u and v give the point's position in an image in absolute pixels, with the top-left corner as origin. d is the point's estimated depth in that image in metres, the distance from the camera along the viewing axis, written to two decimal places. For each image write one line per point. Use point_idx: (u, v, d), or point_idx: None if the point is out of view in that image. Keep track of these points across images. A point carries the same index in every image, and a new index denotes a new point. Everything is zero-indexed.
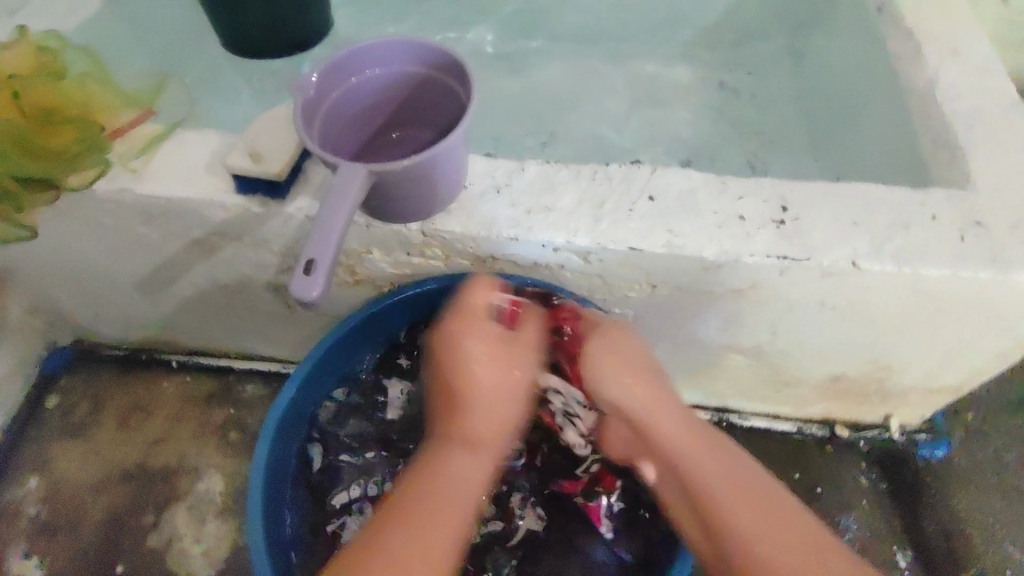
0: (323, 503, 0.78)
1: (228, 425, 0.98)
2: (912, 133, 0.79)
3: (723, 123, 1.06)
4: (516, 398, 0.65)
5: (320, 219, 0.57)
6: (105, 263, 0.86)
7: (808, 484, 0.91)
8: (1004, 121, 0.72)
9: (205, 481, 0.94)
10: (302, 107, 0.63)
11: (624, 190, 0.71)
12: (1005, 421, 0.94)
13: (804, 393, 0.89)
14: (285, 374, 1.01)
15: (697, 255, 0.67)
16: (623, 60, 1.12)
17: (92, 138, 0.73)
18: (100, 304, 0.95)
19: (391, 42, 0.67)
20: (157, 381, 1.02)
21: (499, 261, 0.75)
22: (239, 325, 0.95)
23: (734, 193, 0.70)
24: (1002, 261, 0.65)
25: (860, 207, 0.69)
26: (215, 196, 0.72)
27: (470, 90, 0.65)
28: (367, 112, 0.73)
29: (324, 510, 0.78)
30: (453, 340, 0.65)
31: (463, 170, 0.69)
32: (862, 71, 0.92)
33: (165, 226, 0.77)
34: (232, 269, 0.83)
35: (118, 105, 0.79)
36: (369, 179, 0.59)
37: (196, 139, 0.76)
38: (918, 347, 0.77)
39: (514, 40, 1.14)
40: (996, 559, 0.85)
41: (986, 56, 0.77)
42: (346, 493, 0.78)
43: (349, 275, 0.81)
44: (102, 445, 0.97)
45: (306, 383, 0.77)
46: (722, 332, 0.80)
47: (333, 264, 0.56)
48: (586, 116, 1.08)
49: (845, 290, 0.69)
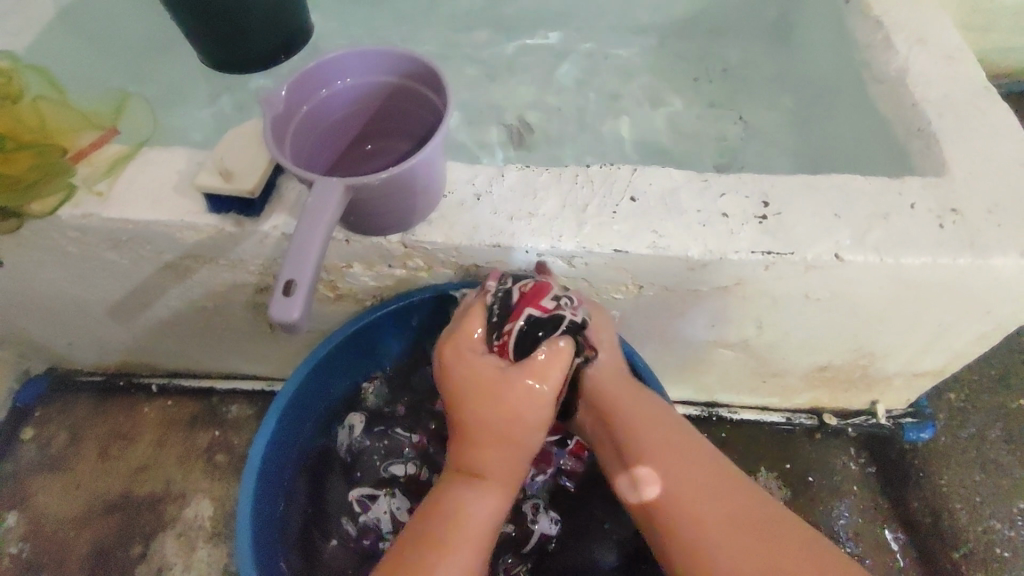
0: (351, 480, 0.80)
1: (213, 447, 0.96)
2: (884, 122, 0.79)
3: (697, 117, 1.07)
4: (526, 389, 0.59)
5: (297, 239, 0.55)
6: (73, 291, 0.83)
7: (799, 473, 0.92)
8: (970, 107, 0.73)
9: (193, 507, 0.92)
10: (272, 124, 0.60)
11: (606, 193, 0.70)
12: (985, 398, 0.96)
13: (790, 383, 0.90)
14: (269, 393, 0.99)
15: (682, 255, 0.67)
16: (594, 57, 1.12)
17: (54, 164, 0.71)
18: (73, 333, 0.92)
19: (361, 52, 0.66)
20: (137, 407, 0.99)
21: (484, 269, 0.74)
22: (217, 345, 0.92)
23: (716, 190, 0.70)
24: (981, 245, 0.66)
25: (840, 199, 0.69)
26: (187, 218, 0.70)
27: (446, 97, 0.64)
28: (340, 125, 0.71)
29: (367, 480, 0.79)
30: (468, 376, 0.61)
31: (441, 180, 0.68)
32: (830, 61, 0.92)
33: (136, 251, 0.75)
34: (209, 291, 0.81)
35: (79, 127, 0.76)
36: (346, 195, 0.58)
37: (163, 158, 0.73)
38: (900, 334, 0.78)
39: (484, 41, 1.13)
40: (983, 533, 0.87)
41: (952, 43, 0.78)
42: (402, 467, 0.79)
43: (329, 291, 0.79)
44: (83, 477, 0.94)
45: (297, 403, 0.75)
46: (708, 329, 0.80)
47: (312, 284, 0.55)
48: (560, 115, 1.07)
49: (830, 283, 0.70)
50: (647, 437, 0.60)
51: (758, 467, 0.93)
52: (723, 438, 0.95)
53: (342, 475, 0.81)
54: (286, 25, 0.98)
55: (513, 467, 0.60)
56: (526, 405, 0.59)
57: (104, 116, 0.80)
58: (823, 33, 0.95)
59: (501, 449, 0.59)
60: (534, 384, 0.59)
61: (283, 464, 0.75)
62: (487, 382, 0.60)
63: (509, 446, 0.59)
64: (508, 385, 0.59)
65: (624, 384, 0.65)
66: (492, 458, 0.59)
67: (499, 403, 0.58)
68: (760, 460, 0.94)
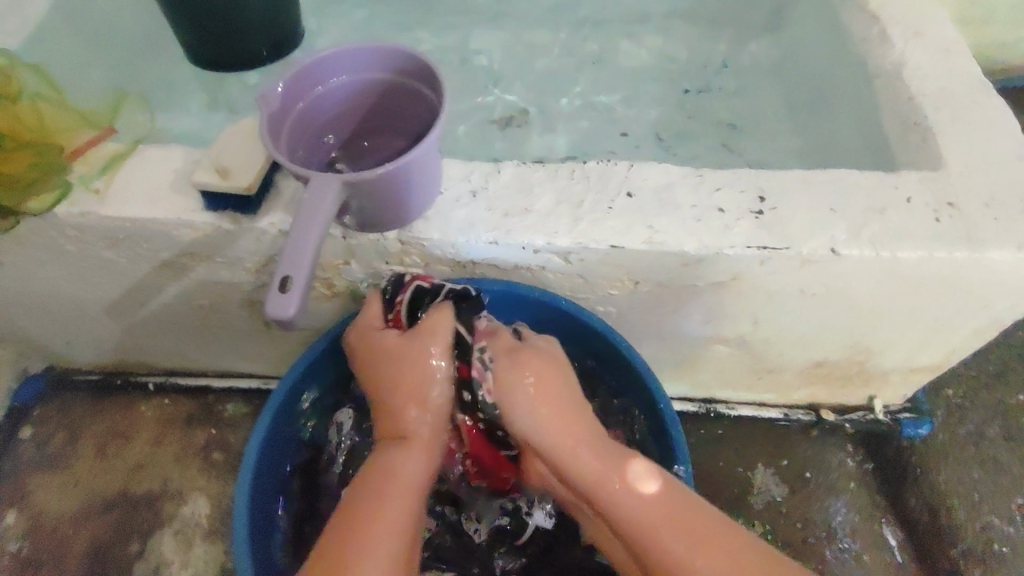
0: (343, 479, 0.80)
1: (210, 445, 0.96)
2: (879, 117, 0.79)
3: (694, 114, 1.06)
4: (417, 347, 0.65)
5: (293, 237, 0.55)
6: (72, 289, 0.83)
7: (796, 469, 0.92)
8: (966, 101, 0.73)
9: (190, 505, 0.92)
10: (268, 121, 0.61)
11: (601, 188, 0.70)
12: (983, 394, 0.96)
13: (787, 379, 0.89)
14: (266, 391, 0.99)
15: (677, 250, 0.67)
16: (590, 54, 1.12)
17: (51, 162, 0.71)
18: (70, 331, 0.92)
19: (357, 49, 0.66)
20: (135, 405, 0.99)
21: (479, 265, 0.74)
22: (215, 344, 0.92)
23: (712, 185, 0.70)
24: (977, 240, 0.65)
25: (835, 194, 0.69)
26: (183, 216, 0.70)
27: (441, 93, 0.64)
28: (335, 122, 0.71)
29: (359, 479, 0.79)
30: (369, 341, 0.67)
31: (437, 176, 0.68)
32: (826, 57, 0.92)
33: (133, 249, 0.75)
34: (206, 289, 0.81)
35: (76, 126, 0.76)
36: (342, 191, 0.58)
37: (159, 156, 0.73)
38: (896, 329, 0.78)
39: (481, 39, 1.13)
40: (981, 531, 0.86)
41: (948, 38, 0.78)
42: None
43: (326, 288, 0.79)
44: (81, 475, 0.94)
45: (293, 400, 0.75)
46: (704, 326, 0.80)
47: (308, 281, 0.55)
48: (557, 113, 1.07)
49: (826, 278, 0.70)
50: (589, 484, 0.59)
51: (754, 463, 0.93)
52: (721, 435, 0.95)
53: (334, 474, 0.80)
54: (281, 27, 0.99)
55: (434, 430, 0.64)
56: (419, 370, 0.64)
57: (101, 114, 0.80)
58: (819, 29, 0.95)
59: (413, 416, 0.63)
60: (429, 347, 0.64)
61: (278, 462, 0.75)
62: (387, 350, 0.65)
63: (420, 412, 0.63)
64: (403, 350, 0.64)
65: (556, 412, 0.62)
66: (406, 421, 0.63)
67: (401, 367, 0.64)
68: (757, 456, 0.93)
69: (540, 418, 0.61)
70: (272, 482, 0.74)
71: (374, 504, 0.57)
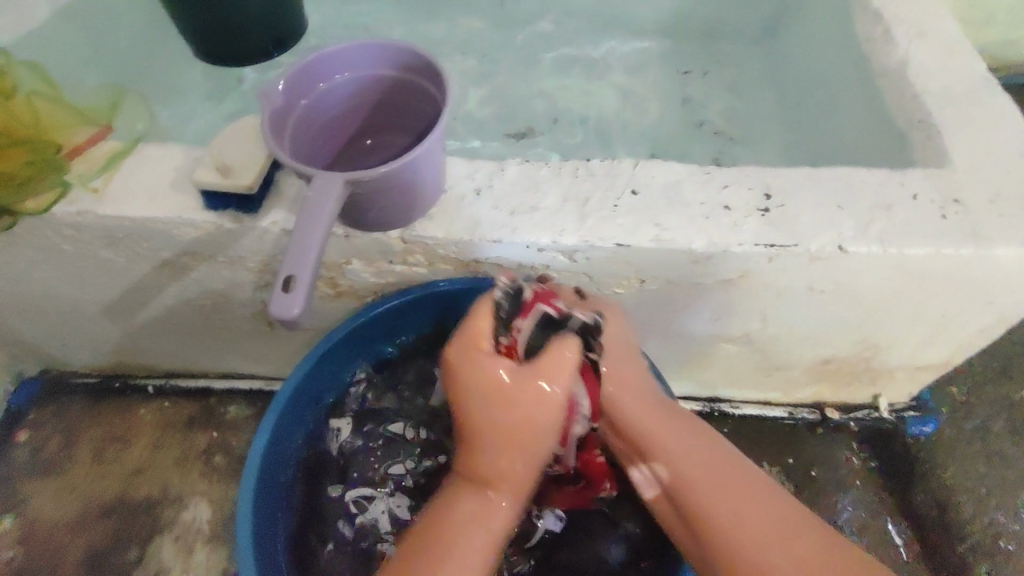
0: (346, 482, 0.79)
1: (211, 448, 0.95)
2: (885, 113, 0.79)
3: (696, 113, 1.06)
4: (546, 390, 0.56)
5: (298, 235, 0.54)
6: (69, 290, 0.82)
7: (803, 467, 0.92)
8: (971, 97, 0.73)
9: (191, 510, 0.90)
10: (271, 118, 0.60)
11: (608, 186, 0.70)
12: (988, 391, 0.96)
13: (793, 377, 0.89)
14: (268, 393, 0.98)
15: (685, 248, 0.66)
16: (592, 53, 1.12)
17: (47, 160, 0.70)
18: (66, 333, 0.90)
19: (360, 45, 0.65)
20: (133, 409, 0.98)
21: (484, 264, 0.73)
22: (215, 345, 0.91)
23: (719, 182, 0.70)
24: (984, 235, 0.65)
25: (843, 191, 0.69)
26: (185, 215, 0.69)
27: (445, 89, 0.63)
28: (338, 120, 0.70)
29: (364, 481, 0.79)
30: (468, 359, 0.57)
31: (441, 174, 0.67)
32: (829, 54, 0.92)
33: (133, 248, 0.74)
34: (207, 289, 0.80)
35: (73, 124, 0.75)
36: (346, 189, 0.57)
37: (159, 154, 0.72)
38: (903, 326, 0.77)
39: (482, 38, 1.12)
40: (988, 526, 0.86)
41: (953, 34, 0.78)
42: (402, 466, 0.79)
43: (329, 288, 0.78)
44: (79, 480, 0.93)
45: (295, 403, 0.74)
46: (712, 323, 0.79)
47: (312, 280, 0.54)
48: (560, 111, 1.06)
49: (834, 275, 0.69)
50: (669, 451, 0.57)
51: (760, 462, 0.93)
52: (726, 433, 0.95)
53: (337, 478, 0.79)
54: (283, 27, 0.98)
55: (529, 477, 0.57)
56: (529, 409, 0.56)
57: (99, 112, 0.79)
58: (822, 27, 0.95)
59: (515, 455, 0.56)
60: (545, 384, 0.56)
61: (282, 466, 0.74)
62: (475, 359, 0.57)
63: (518, 452, 0.56)
64: (507, 374, 0.56)
65: (643, 395, 0.62)
66: (501, 463, 0.56)
67: (515, 408, 0.55)
68: (763, 455, 0.93)
69: (627, 400, 0.61)
70: (277, 487, 0.73)
71: (450, 530, 0.53)
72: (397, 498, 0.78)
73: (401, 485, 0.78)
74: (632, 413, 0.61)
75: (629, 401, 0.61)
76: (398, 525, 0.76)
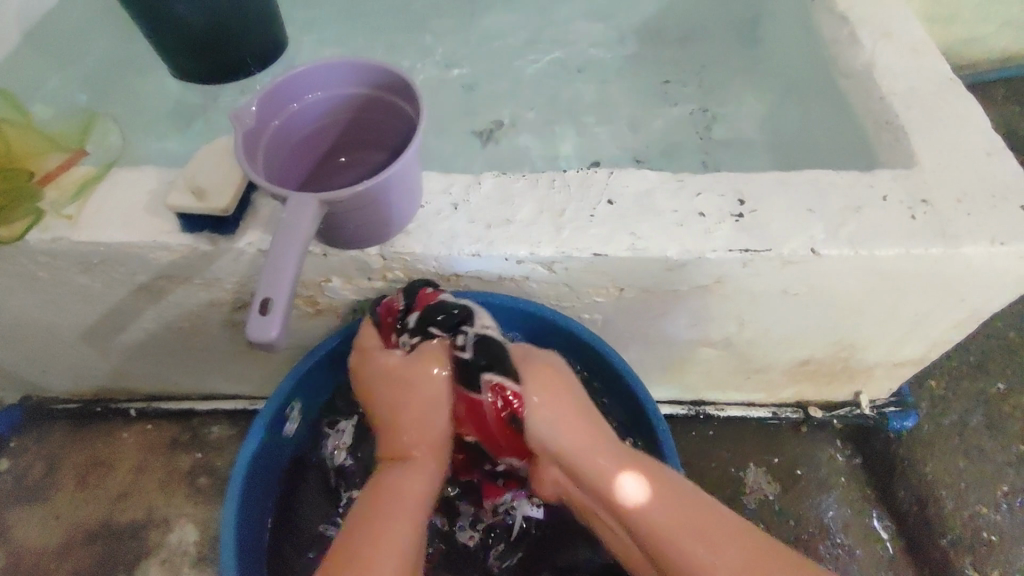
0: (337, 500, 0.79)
1: (196, 470, 0.94)
2: (852, 116, 0.80)
3: (670, 118, 1.08)
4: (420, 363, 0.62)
5: (272, 258, 0.54)
6: (45, 316, 0.81)
7: (787, 467, 0.93)
8: (937, 97, 0.75)
9: (177, 532, 0.90)
10: (243, 140, 0.60)
11: (583, 196, 0.70)
12: (965, 384, 0.97)
13: (774, 377, 0.90)
14: (252, 412, 0.98)
15: (661, 256, 0.67)
16: (566, 63, 1.13)
17: (19, 189, 0.70)
18: (44, 358, 0.89)
19: (330, 64, 0.65)
20: (115, 433, 0.97)
21: (464, 278, 0.73)
22: (197, 366, 0.91)
23: (692, 190, 0.70)
24: (953, 234, 0.66)
25: (813, 195, 0.70)
26: (159, 238, 0.68)
27: (417, 104, 0.63)
28: (313, 138, 0.70)
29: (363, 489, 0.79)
30: (363, 349, 0.66)
31: (417, 190, 0.67)
32: (799, 57, 0.94)
33: (108, 273, 0.74)
34: (186, 311, 0.80)
35: (45, 150, 0.75)
36: (321, 210, 0.57)
37: (132, 179, 0.72)
38: (879, 325, 0.78)
39: (458, 52, 1.14)
40: (968, 520, 0.87)
41: (917, 35, 0.80)
42: None
43: (309, 306, 0.78)
44: (62, 507, 0.92)
45: (274, 426, 0.73)
46: (690, 329, 0.80)
47: (288, 302, 0.54)
48: (537, 123, 1.08)
49: (807, 278, 0.70)
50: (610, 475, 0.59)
51: (746, 464, 0.94)
52: (711, 436, 0.96)
53: (325, 497, 0.79)
54: (256, 42, 0.97)
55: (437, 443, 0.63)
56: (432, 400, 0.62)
57: (70, 137, 0.79)
58: (790, 30, 0.97)
59: (425, 419, 0.62)
60: (438, 371, 0.62)
61: (262, 482, 0.73)
62: (393, 382, 0.63)
63: (425, 427, 0.63)
64: (379, 366, 0.64)
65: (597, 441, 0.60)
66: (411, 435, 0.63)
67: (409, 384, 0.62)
68: (748, 457, 0.94)
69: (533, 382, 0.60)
70: (258, 503, 0.72)
71: (396, 488, 0.60)
72: None
73: None
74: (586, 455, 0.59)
75: (556, 424, 0.58)
76: None
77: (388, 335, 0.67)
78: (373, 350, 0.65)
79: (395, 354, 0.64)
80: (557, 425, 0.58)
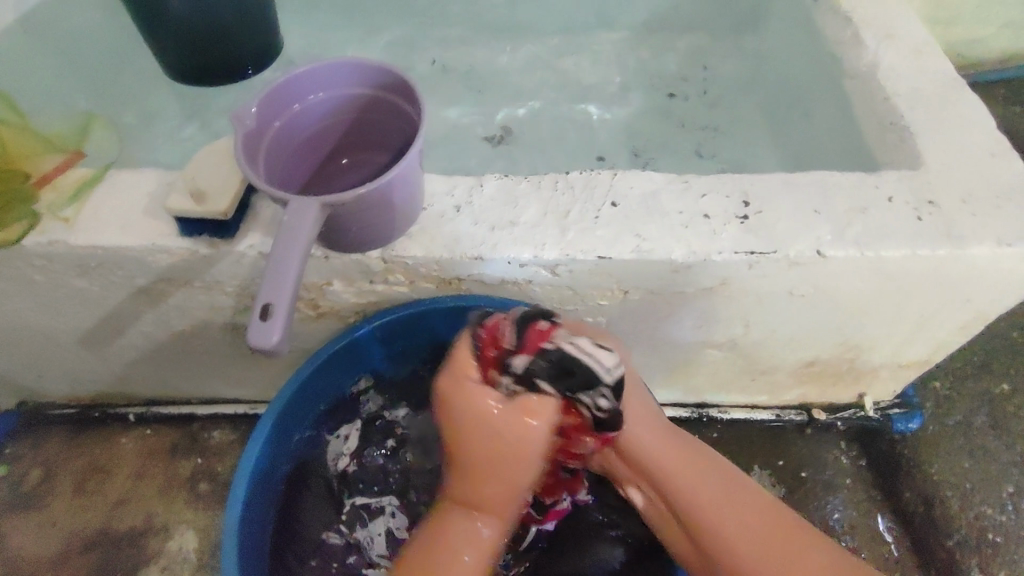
0: (338, 504, 0.79)
1: (196, 475, 0.93)
2: (857, 117, 0.80)
3: (672, 118, 1.08)
4: (509, 418, 0.54)
5: (274, 262, 0.53)
6: (42, 320, 0.80)
7: (792, 469, 0.93)
8: (942, 97, 0.74)
9: (177, 539, 0.89)
10: (244, 142, 0.59)
11: (587, 198, 0.70)
12: (969, 385, 0.97)
13: (778, 379, 0.90)
14: (252, 416, 0.97)
15: (666, 258, 0.66)
16: (567, 64, 1.13)
17: (15, 191, 0.69)
18: (41, 362, 0.88)
19: (332, 64, 0.64)
20: (113, 438, 0.96)
21: (467, 281, 0.73)
22: (197, 370, 0.90)
23: (697, 191, 0.70)
24: (959, 234, 0.66)
25: (819, 196, 0.69)
26: (159, 242, 0.67)
27: (420, 105, 0.63)
28: (314, 139, 0.69)
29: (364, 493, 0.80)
30: (454, 380, 0.56)
31: (420, 192, 0.66)
32: (802, 56, 0.93)
33: (107, 276, 0.72)
34: (186, 314, 0.79)
35: (41, 152, 0.74)
36: (323, 213, 0.56)
37: (131, 181, 0.71)
38: (886, 326, 0.78)
39: (459, 53, 1.13)
40: (975, 520, 0.87)
41: (921, 35, 0.80)
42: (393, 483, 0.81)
43: (310, 309, 0.77)
44: (60, 513, 0.91)
45: (277, 432, 0.72)
46: (695, 331, 0.79)
47: (290, 307, 0.53)
48: (538, 124, 1.07)
49: (813, 279, 0.70)
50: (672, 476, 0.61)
51: (750, 466, 0.93)
52: (715, 438, 0.96)
53: (326, 501, 0.79)
54: (252, 41, 0.96)
55: (507, 497, 0.58)
56: (514, 456, 0.55)
57: (67, 139, 0.78)
58: (792, 31, 0.96)
59: (497, 470, 0.56)
60: (529, 423, 0.54)
61: (265, 487, 0.72)
62: (484, 434, 0.54)
63: (498, 482, 0.56)
64: (484, 416, 0.54)
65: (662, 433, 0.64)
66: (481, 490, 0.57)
67: (492, 436, 0.54)
68: (752, 459, 0.94)
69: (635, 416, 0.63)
70: (261, 509, 0.71)
71: (452, 537, 0.57)
72: (397, 515, 0.79)
73: (399, 505, 0.80)
74: (651, 450, 0.63)
75: (644, 437, 0.63)
76: (394, 545, 0.78)
77: (487, 372, 0.55)
78: (460, 384, 0.55)
79: (494, 403, 0.54)
80: (636, 428, 0.63)
